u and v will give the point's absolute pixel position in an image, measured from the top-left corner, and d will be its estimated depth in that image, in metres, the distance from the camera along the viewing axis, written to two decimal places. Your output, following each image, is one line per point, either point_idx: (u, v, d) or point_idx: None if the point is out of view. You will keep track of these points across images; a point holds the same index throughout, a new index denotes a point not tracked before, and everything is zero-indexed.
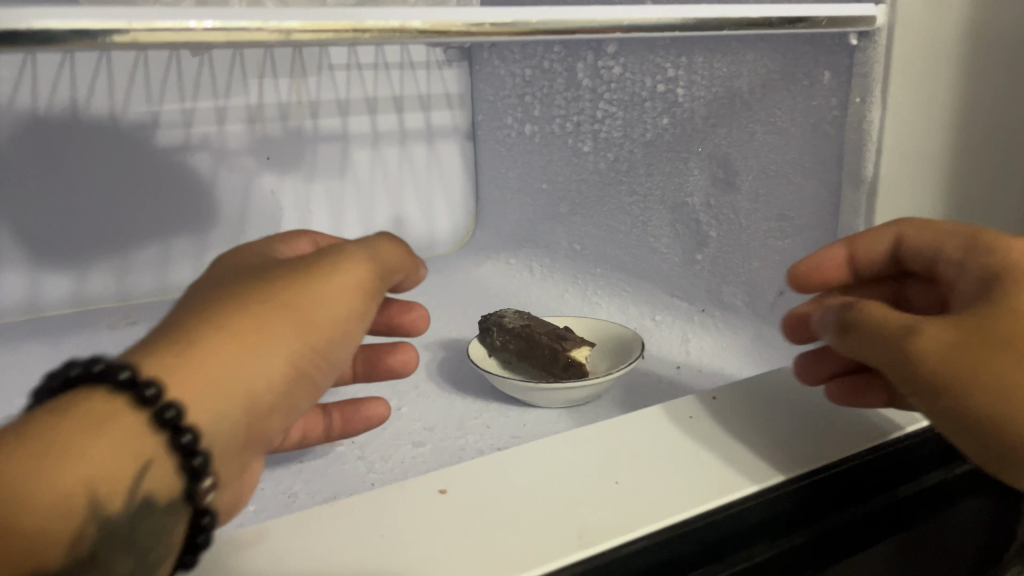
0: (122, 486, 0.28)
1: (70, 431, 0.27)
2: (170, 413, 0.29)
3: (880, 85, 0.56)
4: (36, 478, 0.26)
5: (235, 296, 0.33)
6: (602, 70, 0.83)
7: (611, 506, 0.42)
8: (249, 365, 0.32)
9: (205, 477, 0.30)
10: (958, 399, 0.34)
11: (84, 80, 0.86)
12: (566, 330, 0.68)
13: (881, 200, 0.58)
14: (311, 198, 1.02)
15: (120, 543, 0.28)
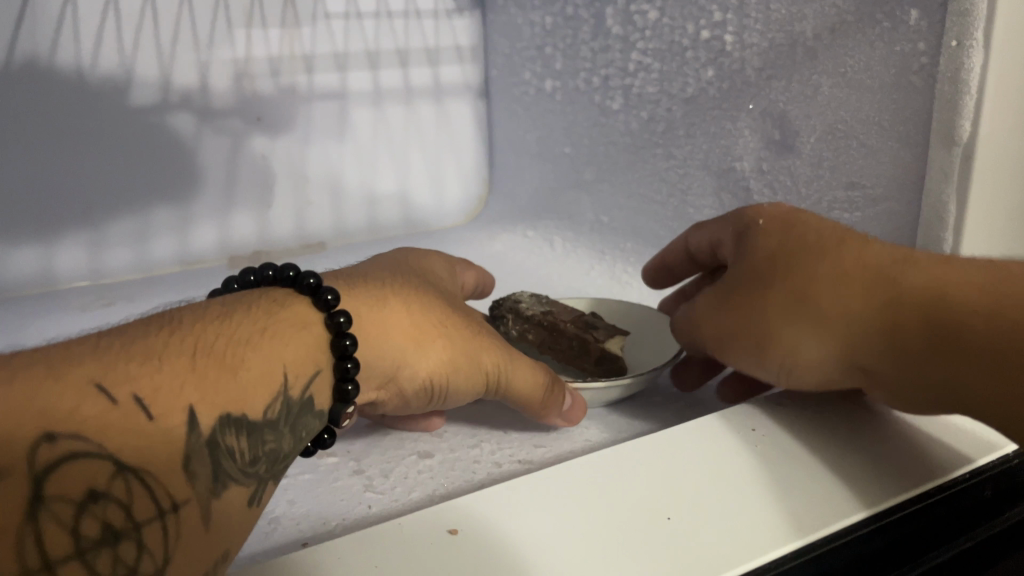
0: (303, 379, 0.38)
1: (280, 325, 0.38)
2: (348, 344, 0.39)
3: (985, 22, 0.46)
4: (252, 354, 0.35)
5: (420, 298, 0.45)
6: (635, 16, 0.73)
7: (663, 549, 0.35)
8: (401, 355, 0.44)
9: (350, 403, 0.40)
10: (750, 349, 0.45)
11: (46, 30, 0.76)
12: (590, 318, 0.60)
13: (981, 168, 0.48)
14: (305, 162, 0.92)
15: (288, 420, 0.37)
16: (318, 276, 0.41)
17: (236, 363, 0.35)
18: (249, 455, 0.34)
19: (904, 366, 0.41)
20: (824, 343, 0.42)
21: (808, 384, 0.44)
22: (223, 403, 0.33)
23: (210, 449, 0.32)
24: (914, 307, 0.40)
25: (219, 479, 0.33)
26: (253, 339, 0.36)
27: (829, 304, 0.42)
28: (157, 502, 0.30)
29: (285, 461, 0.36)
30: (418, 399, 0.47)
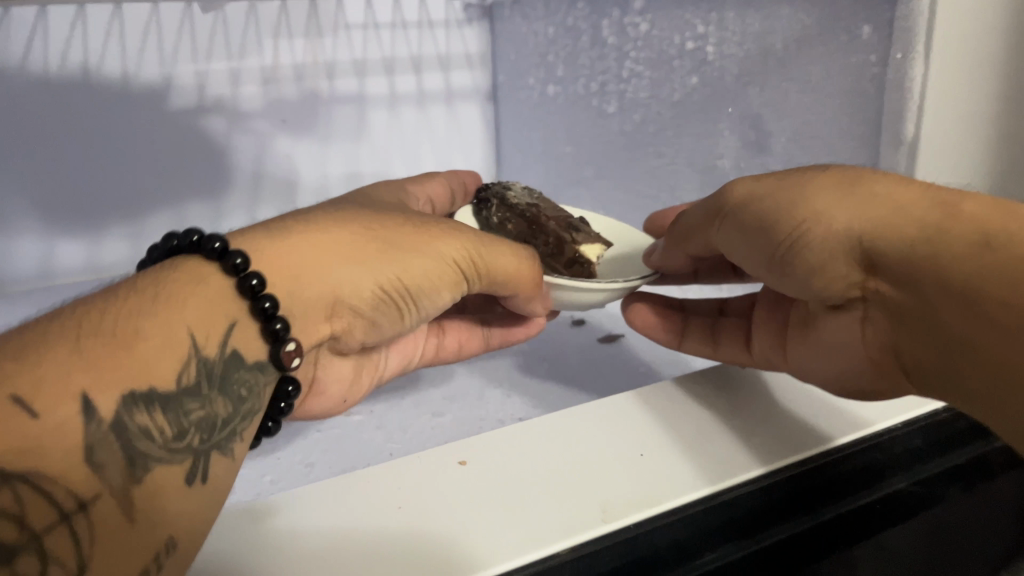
0: (216, 338, 0.35)
1: (171, 284, 0.35)
2: (255, 283, 0.36)
3: (924, 40, 0.53)
4: (150, 321, 0.32)
5: (339, 219, 0.41)
6: (629, 27, 0.80)
7: (633, 477, 0.40)
8: (376, 267, 0.42)
9: (285, 340, 0.38)
10: (761, 217, 0.42)
11: (96, 41, 0.84)
12: (572, 222, 0.61)
13: (923, 166, 0.56)
14: (326, 161, 1.00)
15: (213, 383, 0.35)
16: (202, 234, 0.37)
17: (129, 336, 0.32)
18: (172, 430, 0.32)
19: (908, 273, 0.37)
20: (847, 221, 0.39)
21: (804, 270, 0.42)
22: (124, 381, 0.31)
23: (117, 432, 0.30)
24: (953, 217, 0.36)
25: (136, 464, 0.31)
26: (145, 306, 0.33)
27: (879, 187, 0.39)
28: (59, 506, 0.28)
29: (223, 427, 0.35)
30: (399, 316, 0.45)
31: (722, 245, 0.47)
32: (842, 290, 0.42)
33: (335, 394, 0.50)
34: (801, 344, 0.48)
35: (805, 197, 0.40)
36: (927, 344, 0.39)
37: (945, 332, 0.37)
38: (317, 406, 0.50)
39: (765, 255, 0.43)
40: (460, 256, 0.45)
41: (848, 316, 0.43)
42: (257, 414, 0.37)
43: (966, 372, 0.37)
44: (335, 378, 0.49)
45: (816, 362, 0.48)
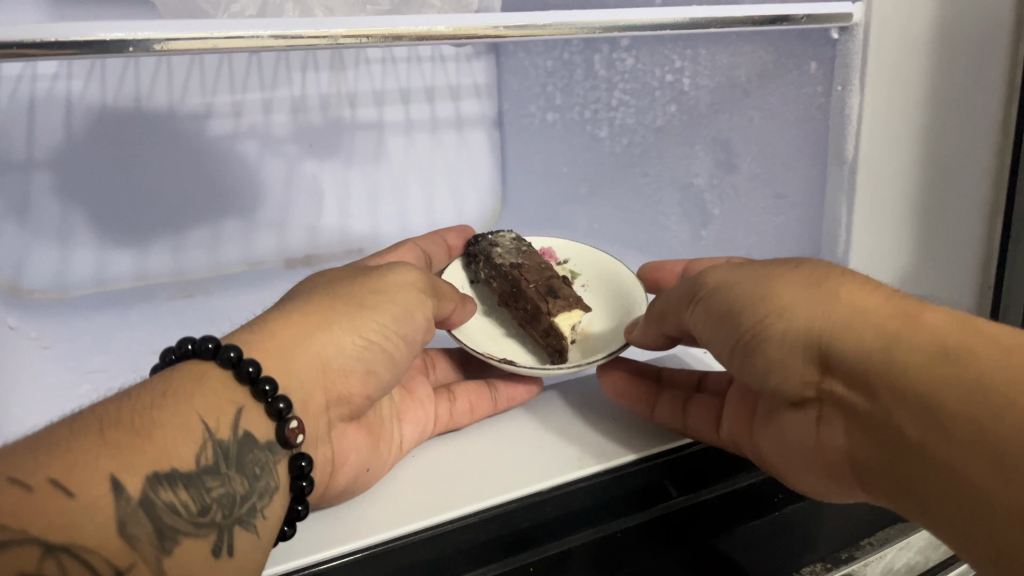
0: (226, 422, 0.41)
1: (180, 383, 0.42)
2: (252, 370, 0.43)
3: (859, 75, 0.63)
4: (163, 415, 0.39)
5: (311, 319, 0.48)
6: (617, 62, 0.89)
7: (561, 455, 0.54)
8: (356, 312, 0.49)
9: (287, 418, 0.44)
10: (729, 299, 0.48)
11: (145, 74, 0.97)
12: (554, 285, 0.68)
13: (862, 180, 0.66)
14: (348, 180, 1.10)
15: (230, 463, 0.41)
16: (217, 340, 0.44)
17: (148, 428, 0.38)
18: (196, 507, 0.38)
19: (862, 382, 0.40)
20: (808, 320, 0.43)
21: (764, 360, 0.46)
22: (147, 464, 0.37)
23: (146, 508, 0.36)
24: (911, 330, 0.39)
25: (165, 536, 0.37)
26: (157, 404, 0.39)
27: (838, 289, 0.43)
28: (100, 573, 0.34)
29: (241, 503, 0.41)
30: (391, 360, 0.51)
31: (699, 330, 0.52)
32: (800, 386, 0.45)
33: (357, 462, 0.51)
34: (762, 433, 0.52)
35: (773, 290, 0.45)
36: (875, 457, 0.42)
37: (888, 448, 0.40)
38: (344, 479, 0.50)
39: (727, 343, 0.48)
40: (420, 295, 0.54)
41: (806, 414, 0.46)
42: (275, 490, 0.43)
43: (905, 490, 0.40)
44: (353, 447, 0.51)
45: (770, 446, 0.51)
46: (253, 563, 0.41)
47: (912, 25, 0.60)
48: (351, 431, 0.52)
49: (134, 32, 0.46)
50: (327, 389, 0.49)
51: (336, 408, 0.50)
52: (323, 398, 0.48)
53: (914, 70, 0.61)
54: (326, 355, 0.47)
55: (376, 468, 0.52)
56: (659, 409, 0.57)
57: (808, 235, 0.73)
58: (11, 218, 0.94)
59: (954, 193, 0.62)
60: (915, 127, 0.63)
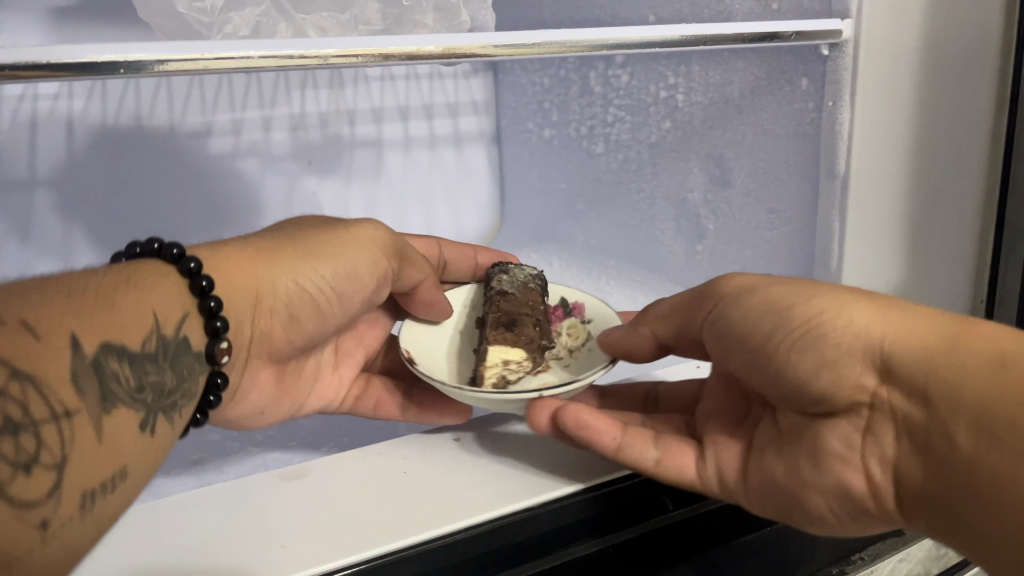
0: (172, 321, 0.45)
1: (144, 277, 0.46)
2: (204, 285, 0.48)
3: (849, 88, 0.63)
4: (121, 300, 0.42)
5: (254, 259, 0.54)
6: (612, 78, 0.91)
7: (560, 466, 0.53)
8: (299, 258, 0.55)
9: (219, 340, 0.48)
10: (773, 298, 0.46)
11: (147, 94, 0.98)
12: (524, 321, 0.64)
13: (855, 193, 0.65)
14: (349, 197, 1.11)
15: (166, 357, 0.44)
16: (182, 248, 0.48)
17: (110, 303, 0.41)
18: (135, 384, 0.41)
19: (924, 388, 0.40)
20: (869, 324, 0.42)
21: (811, 363, 0.44)
22: (107, 332, 0.39)
23: (97, 368, 0.38)
24: (969, 334, 0.39)
25: (107, 399, 0.39)
26: (116, 290, 0.43)
27: (896, 300, 0.44)
28: (53, 408, 0.35)
29: (168, 397, 0.44)
30: (321, 306, 0.57)
31: (714, 342, 0.51)
32: (848, 394, 0.43)
33: (255, 402, 0.60)
34: (771, 454, 0.49)
35: (819, 295, 0.45)
36: (924, 471, 0.41)
37: (941, 461, 0.40)
38: (240, 410, 0.59)
39: (763, 346, 0.46)
40: (377, 254, 0.58)
41: (840, 423, 0.45)
42: (191, 397, 0.46)
43: (954, 506, 0.40)
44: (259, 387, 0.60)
45: (776, 469, 0.49)
46: (163, 451, 0.43)
47: (899, 40, 0.60)
48: (267, 374, 0.60)
49: (126, 54, 0.46)
50: (254, 324, 0.55)
51: (258, 344, 0.57)
52: (250, 331, 0.55)
53: (902, 85, 0.61)
54: (260, 294, 0.53)
55: (268, 411, 0.62)
56: (628, 440, 0.51)
57: (800, 250, 0.73)
58: (13, 237, 0.94)
59: (948, 203, 0.63)
60: (906, 141, 0.63)
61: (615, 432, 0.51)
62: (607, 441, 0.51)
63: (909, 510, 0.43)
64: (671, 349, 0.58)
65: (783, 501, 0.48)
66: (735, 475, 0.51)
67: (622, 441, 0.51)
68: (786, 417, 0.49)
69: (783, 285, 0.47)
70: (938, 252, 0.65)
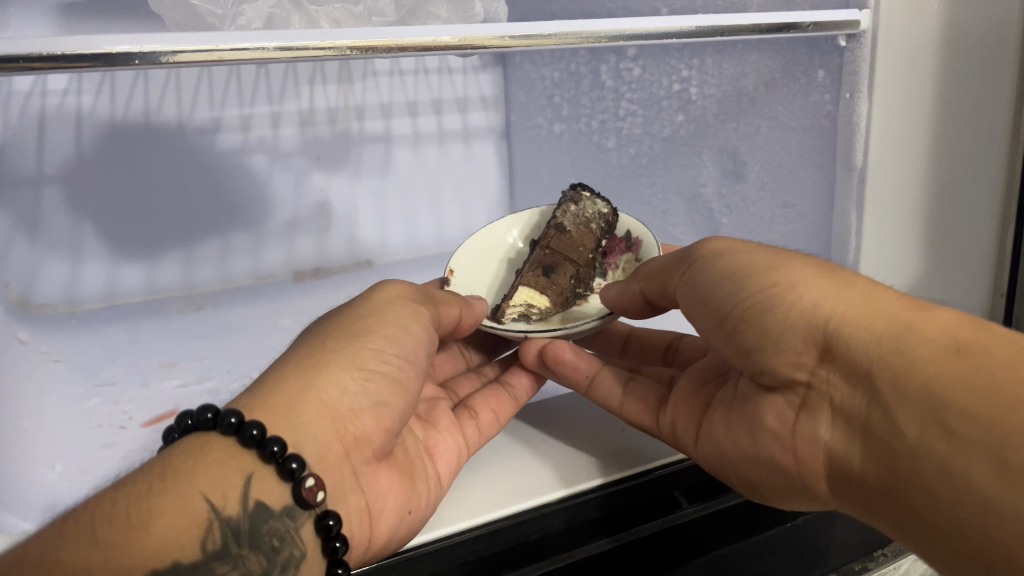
0: (236, 498, 0.39)
1: (185, 461, 0.40)
2: (255, 434, 0.40)
3: (866, 79, 0.61)
4: (161, 500, 0.37)
5: (306, 377, 0.45)
6: (624, 72, 0.90)
7: (571, 465, 0.52)
8: (346, 350, 0.47)
9: (301, 478, 0.41)
10: (736, 265, 0.46)
11: (155, 90, 0.97)
12: (562, 263, 0.70)
13: (869, 185, 0.64)
14: (357, 193, 1.11)
15: (241, 539, 0.39)
16: (216, 410, 0.42)
17: (146, 520, 0.36)
18: None
19: (866, 371, 0.38)
20: (818, 301, 0.40)
21: (756, 336, 0.43)
22: (145, 562, 0.35)
23: None
24: (926, 322, 0.37)
25: None
26: (156, 487, 0.38)
27: (857, 278, 0.42)
28: None
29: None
30: (398, 387, 0.48)
31: (682, 305, 0.50)
32: (790, 368, 0.42)
33: (397, 507, 0.46)
34: (721, 416, 0.50)
35: (781, 268, 0.43)
36: (855, 456, 0.39)
37: (873, 446, 0.38)
38: (385, 529, 0.46)
39: (716, 316, 0.46)
40: (415, 308, 0.52)
41: (783, 400, 0.44)
42: (301, 559, 0.41)
43: (887, 493, 0.38)
44: (388, 493, 0.46)
45: (722, 434, 0.49)
46: None
47: (919, 32, 0.60)
48: (383, 474, 0.47)
49: (140, 45, 0.45)
50: (343, 436, 0.44)
51: (358, 454, 0.45)
52: (341, 446, 0.44)
53: (923, 81, 0.61)
54: (328, 400, 0.44)
55: (417, 510, 0.47)
56: (600, 378, 0.56)
57: (813, 243, 0.73)
58: (21, 233, 0.94)
59: (968, 188, 0.62)
60: (923, 135, 0.63)
61: (589, 366, 0.56)
62: (580, 376, 0.56)
63: (841, 495, 0.41)
64: (661, 309, 0.57)
65: (731, 467, 0.48)
66: (686, 430, 0.52)
67: (594, 376, 0.56)
68: (744, 386, 0.48)
69: (752, 254, 0.46)
70: (957, 242, 0.64)
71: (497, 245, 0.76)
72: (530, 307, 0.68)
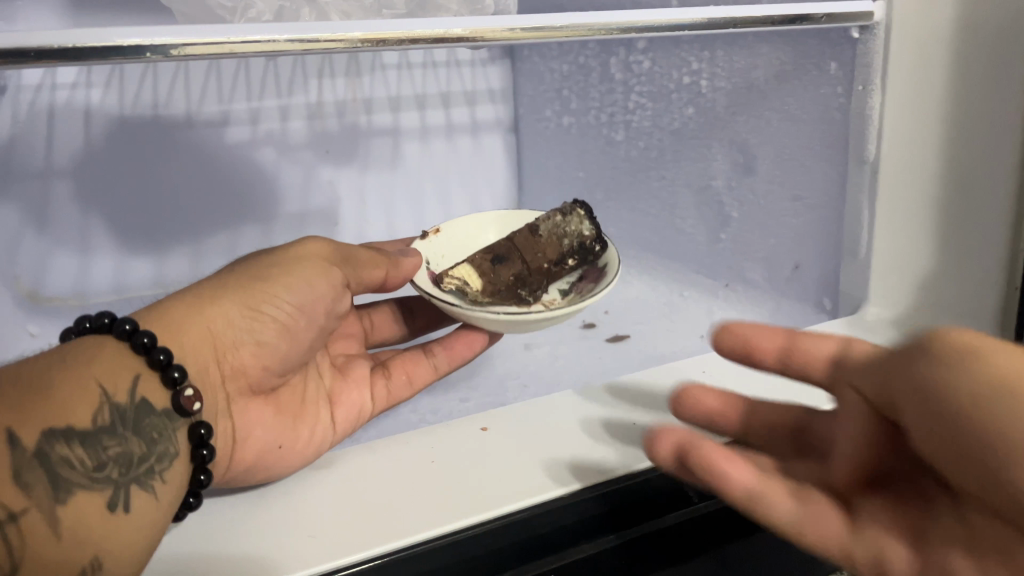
0: (127, 387, 0.42)
1: (76, 351, 0.42)
2: (147, 341, 0.43)
3: (879, 72, 0.63)
4: (53, 377, 0.39)
5: (197, 301, 0.47)
6: (633, 65, 0.90)
7: (582, 453, 0.51)
8: (247, 284, 0.49)
9: (184, 387, 0.44)
10: (956, 349, 0.34)
11: (163, 83, 0.97)
12: (515, 260, 0.70)
13: (880, 178, 0.65)
14: (365, 187, 1.10)
15: (128, 424, 0.41)
16: (113, 314, 0.44)
17: (46, 389, 0.38)
18: (92, 462, 0.38)
19: None
20: None
21: (1002, 448, 0.31)
22: (42, 418, 0.37)
23: (38, 460, 0.36)
24: None
25: (58, 487, 0.37)
26: (55, 366, 0.40)
27: None
28: None
29: (140, 463, 0.41)
30: (285, 331, 0.51)
31: (896, 402, 0.36)
32: None
33: (267, 440, 0.51)
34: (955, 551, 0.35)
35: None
36: None
37: None
38: (249, 455, 0.50)
39: (938, 419, 0.33)
40: (329, 264, 0.53)
41: None
42: (174, 455, 0.43)
43: None
44: (258, 426, 0.51)
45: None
46: (155, 525, 0.41)
47: (931, 22, 0.58)
48: (256, 406, 0.52)
49: (151, 37, 0.45)
50: (220, 364, 0.48)
51: (233, 382, 0.50)
52: (219, 373, 0.48)
53: (935, 74, 0.59)
54: (215, 329, 0.47)
55: (287, 447, 0.51)
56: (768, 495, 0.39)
57: (822, 238, 0.74)
58: (30, 227, 0.94)
59: (972, 199, 0.59)
60: (936, 129, 0.60)
61: (750, 477, 0.39)
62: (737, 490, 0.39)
63: None
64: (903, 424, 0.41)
65: None
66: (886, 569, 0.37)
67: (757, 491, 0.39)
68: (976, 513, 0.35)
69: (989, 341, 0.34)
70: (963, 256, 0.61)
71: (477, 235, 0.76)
72: (466, 284, 0.67)
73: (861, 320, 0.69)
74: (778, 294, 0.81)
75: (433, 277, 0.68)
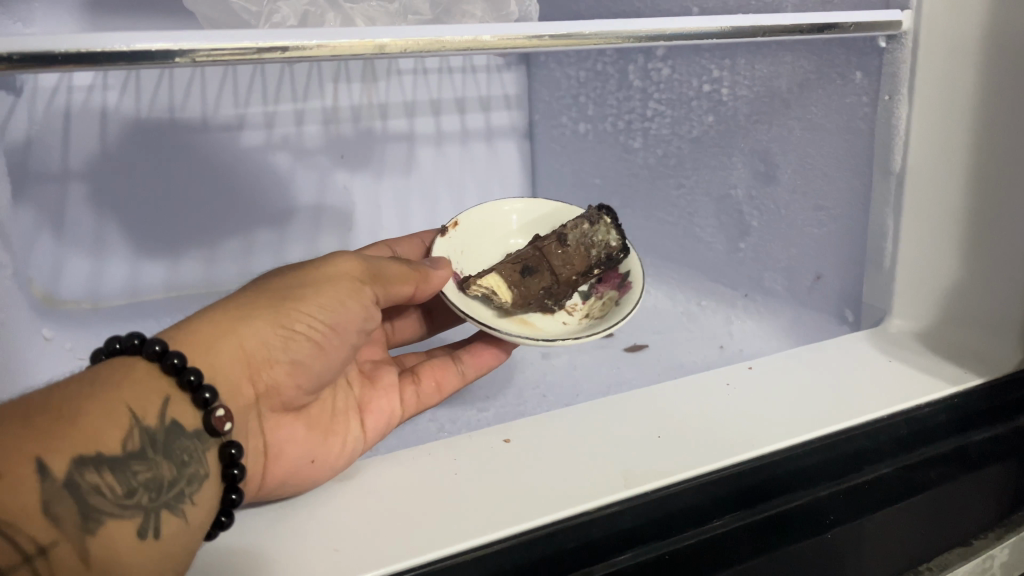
0: (156, 411, 0.41)
1: (106, 374, 0.41)
2: (177, 362, 0.42)
3: (907, 82, 0.62)
4: (83, 403, 0.38)
5: (230, 320, 0.46)
6: (652, 72, 0.89)
7: (608, 466, 0.50)
8: (279, 302, 0.48)
9: (213, 408, 0.43)
10: None
11: (179, 88, 0.97)
12: (544, 272, 0.68)
13: (907, 189, 0.65)
14: (379, 193, 1.10)
15: (157, 448, 0.40)
16: (143, 336, 0.43)
17: (75, 413, 0.38)
18: (123, 489, 0.38)
19: None
20: None
21: None
22: (72, 446, 0.37)
23: (69, 489, 0.36)
24: None
25: (89, 516, 0.37)
26: (86, 391, 0.39)
27: None
28: (21, 549, 0.34)
29: (169, 488, 0.40)
30: (318, 349, 0.50)
31: None
32: None
33: (298, 456, 0.50)
34: None
35: None
36: None
37: None
38: (280, 472, 0.49)
39: None
40: (358, 283, 0.52)
41: None
42: (204, 477, 0.42)
43: None
44: (290, 443, 0.51)
45: None
46: (183, 549, 0.40)
47: (960, 31, 0.57)
48: (288, 422, 0.51)
49: (180, 42, 0.45)
50: (254, 382, 0.48)
51: (266, 401, 0.49)
52: (252, 390, 0.48)
53: (963, 84, 0.58)
54: (249, 348, 0.46)
55: (318, 460, 0.51)
56: None
57: (845, 249, 0.73)
58: (47, 231, 0.94)
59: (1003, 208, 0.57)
60: (965, 138, 0.59)
61: None
62: None
63: None
64: None
65: None
66: None
67: None
68: None
69: None
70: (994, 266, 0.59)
71: (501, 239, 0.75)
72: (495, 293, 0.66)
73: (885, 331, 0.67)
74: (799, 304, 0.81)
75: (459, 285, 0.66)
